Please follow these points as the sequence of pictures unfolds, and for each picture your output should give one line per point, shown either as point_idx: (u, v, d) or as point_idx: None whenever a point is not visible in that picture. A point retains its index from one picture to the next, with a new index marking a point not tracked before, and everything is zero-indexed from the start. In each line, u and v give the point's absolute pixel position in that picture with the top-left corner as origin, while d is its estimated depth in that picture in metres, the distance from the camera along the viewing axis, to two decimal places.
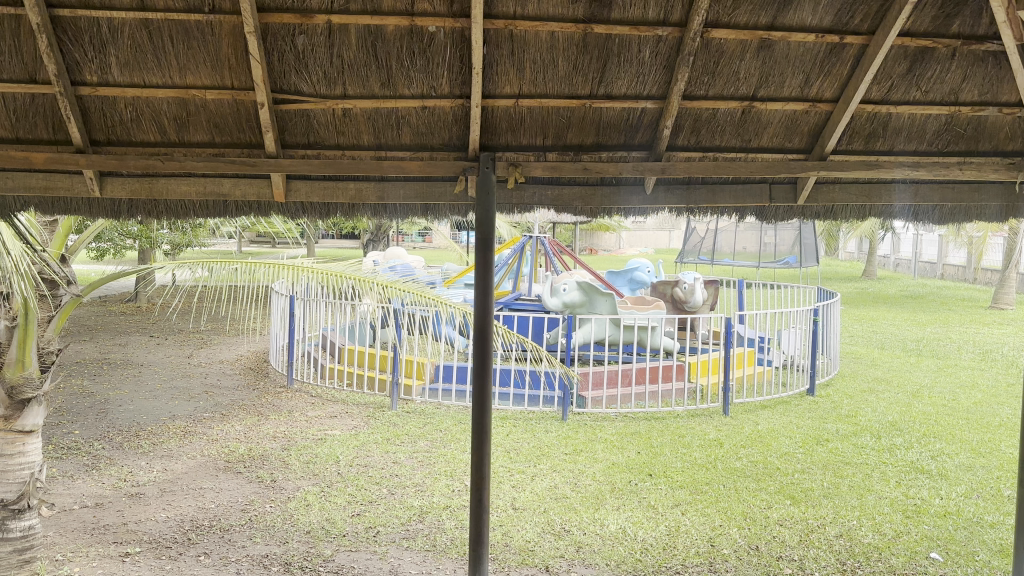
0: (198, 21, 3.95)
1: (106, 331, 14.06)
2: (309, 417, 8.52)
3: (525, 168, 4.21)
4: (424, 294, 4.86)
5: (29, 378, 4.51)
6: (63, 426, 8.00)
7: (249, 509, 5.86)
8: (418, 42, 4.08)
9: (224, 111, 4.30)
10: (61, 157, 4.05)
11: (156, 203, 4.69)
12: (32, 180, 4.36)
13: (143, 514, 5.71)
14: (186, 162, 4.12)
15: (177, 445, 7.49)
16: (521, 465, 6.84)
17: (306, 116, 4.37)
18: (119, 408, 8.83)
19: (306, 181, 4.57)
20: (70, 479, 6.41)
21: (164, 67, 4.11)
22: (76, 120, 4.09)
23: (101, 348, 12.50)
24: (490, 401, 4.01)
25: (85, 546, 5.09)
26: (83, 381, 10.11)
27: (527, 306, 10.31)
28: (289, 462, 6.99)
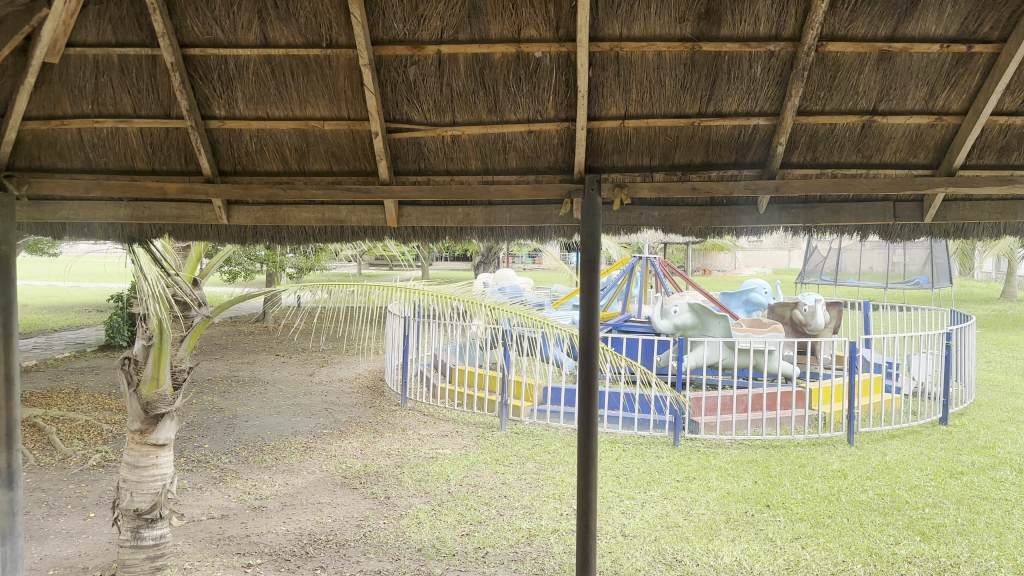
0: (316, 56, 4.14)
1: (235, 350, 14.89)
2: (422, 435, 8.69)
3: (631, 189, 4.18)
4: (530, 315, 4.85)
5: (162, 395, 4.80)
6: (195, 440, 8.50)
7: (364, 525, 6.02)
8: (525, 67, 4.13)
9: (342, 142, 4.50)
10: (192, 188, 4.33)
11: (278, 230, 4.95)
12: (167, 210, 4.67)
13: (265, 526, 5.97)
14: (306, 191, 4.32)
15: (297, 460, 7.80)
16: (632, 490, 6.72)
17: (417, 143, 4.50)
18: (246, 423, 9.32)
19: (417, 206, 4.70)
20: (200, 490, 6.80)
21: (286, 100, 4.35)
22: (206, 152, 4.37)
23: (231, 365, 13.26)
24: (596, 424, 3.96)
25: (210, 556, 5.36)
26: (214, 397, 10.74)
27: (637, 327, 10.19)
28: (403, 479, 7.15)
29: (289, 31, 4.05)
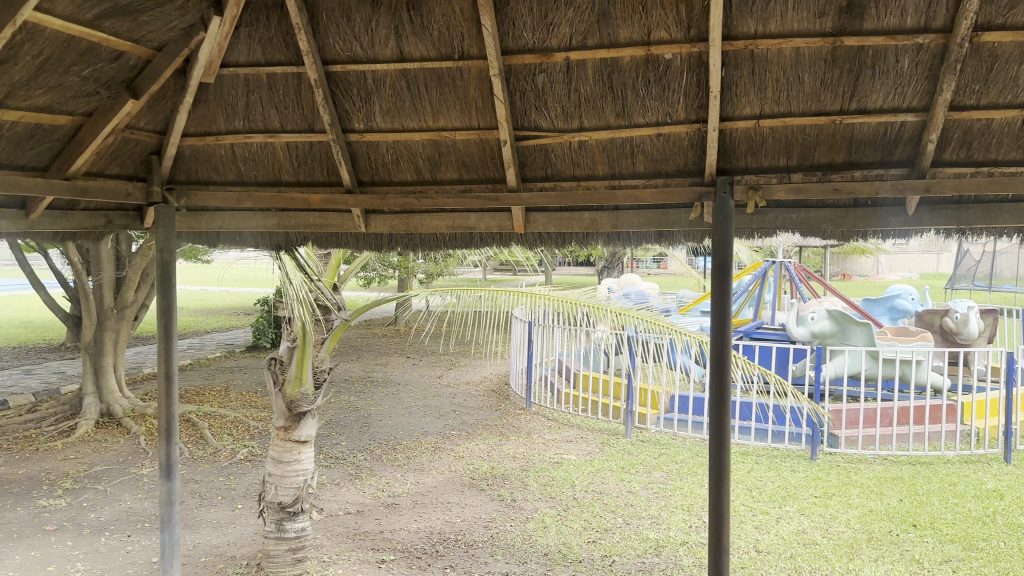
0: (449, 68, 4.24)
1: (369, 352, 15.52)
2: (547, 440, 8.73)
3: (766, 191, 4.03)
4: (657, 322, 4.80)
5: (305, 394, 5.06)
6: (332, 438, 8.91)
7: (491, 526, 6.11)
8: (654, 70, 4.07)
9: (472, 150, 4.60)
10: (333, 198, 4.55)
11: (411, 238, 5.13)
12: (310, 219, 4.92)
13: (397, 523, 6.18)
14: (438, 199, 4.43)
15: (427, 460, 8.03)
16: (764, 504, 6.47)
17: (545, 150, 4.54)
18: (379, 423, 9.68)
19: (544, 212, 4.73)
20: (337, 486, 7.12)
21: (420, 111, 4.48)
22: (345, 163, 4.58)
23: (365, 367, 13.82)
24: (728, 436, 3.83)
25: (347, 550, 5.60)
26: (350, 397, 11.22)
27: (770, 335, 9.81)
28: (529, 483, 7.20)
29: (423, 44, 4.17)
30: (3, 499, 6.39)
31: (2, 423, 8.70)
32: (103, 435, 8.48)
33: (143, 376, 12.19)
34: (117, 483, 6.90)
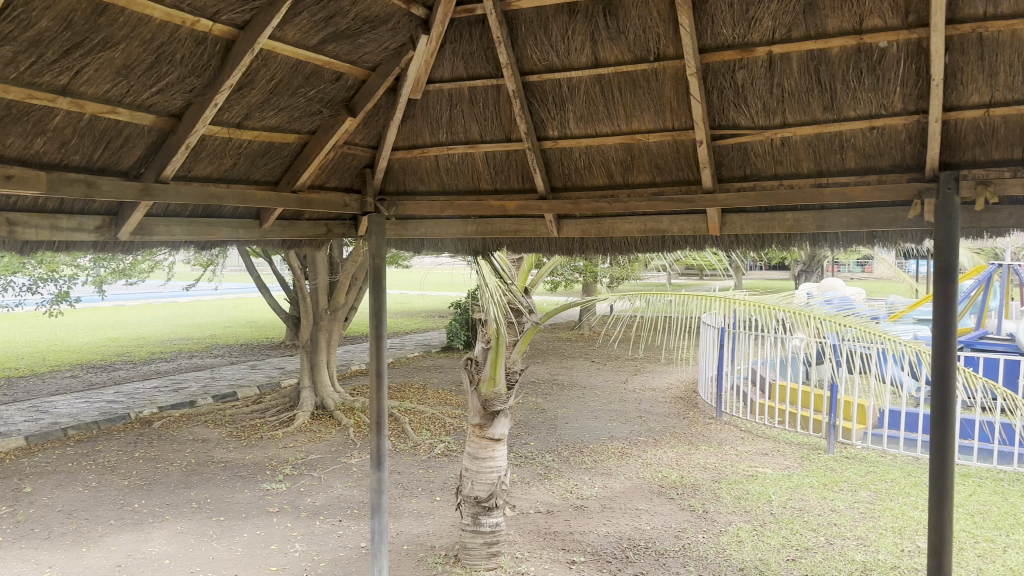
0: (645, 70, 4.24)
1: (556, 355, 15.77)
2: (739, 451, 8.44)
3: (998, 186, 3.65)
4: (870, 329, 4.59)
5: (498, 394, 5.23)
6: (522, 438, 9.16)
7: (682, 536, 6.01)
8: (866, 59, 3.83)
9: (666, 152, 4.56)
10: (528, 204, 4.69)
11: (603, 242, 5.16)
12: (506, 225, 5.10)
13: (587, 526, 6.23)
14: (631, 202, 4.43)
15: (615, 465, 8.03)
16: (990, 532, 5.85)
17: (743, 148, 4.42)
18: (567, 426, 9.81)
19: (742, 214, 4.59)
20: (528, 485, 7.31)
21: (614, 116, 4.51)
22: (540, 169, 4.70)
23: (552, 370, 14.06)
24: (951, 454, 3.53)
25: (539, 549, 5.73)
26: (538, 399, 11.47)
27: (996, 345, 8.86)
28: (720, 494, 6.99)
29: (618, 48, 4.18)
30: (236, 481, 7.16)
31: (234, 413, 9.76)
32: (317, 426, 9.27)
33: (350, 373, 13.17)
34: (330, 471, 7.53)
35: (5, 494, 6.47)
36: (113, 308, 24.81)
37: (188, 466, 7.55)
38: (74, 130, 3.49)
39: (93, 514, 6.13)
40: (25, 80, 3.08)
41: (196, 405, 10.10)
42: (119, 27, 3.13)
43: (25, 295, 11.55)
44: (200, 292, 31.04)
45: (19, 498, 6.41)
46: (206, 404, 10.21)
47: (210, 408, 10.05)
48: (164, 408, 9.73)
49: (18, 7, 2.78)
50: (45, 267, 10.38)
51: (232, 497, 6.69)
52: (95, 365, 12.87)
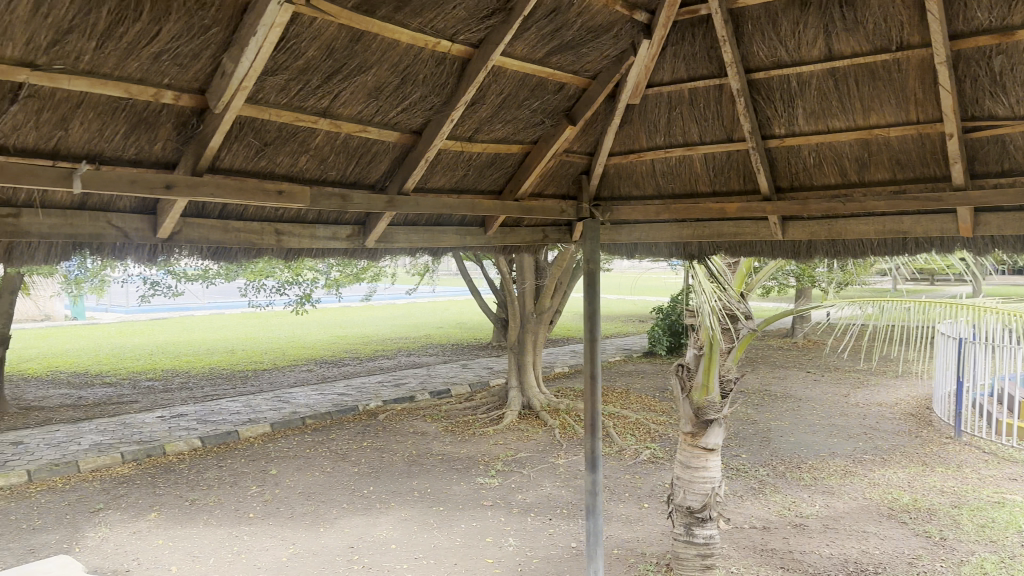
0: (885, 61, 3.92)
1: (767, 364, 15.05)
2: (984, 476, 7.56)
3: None
4: None
5: (712, 403, 4.91)
6: (733, 449, 8.83)
7: (917, 564, 5.49)
8: None
9: (908, 146, 4.26)
10: (752, 206, 4.52)
11: (835, 245, 4.86)
12: (724, 228, 4.95)
13: (808, 545, 5.88)
14: (867, 202, 4.13)
15: (837, 483, 7.51)
16: None
17: (1000, 141, 3.98)
18: (782, 438, 9.32)
19: (999, 213, 4.13)
20: (741, 498, 7.04)
21: (849, 111, 4.26)
22: (764, 170, 4.52)
23: (764, 379, 13.43)
24: None
25: (755, 565, 5.49)
26: (749, 409, 11.00)
27: None
28: (962, 522, 6.31)
29: (855, 39, 3.89)
30: (451, 474, 7.53)
31: (450, 410, 10.28)
32: (524, 425, 9.53)
33: (555, 375, 13.38)
34: (538, 469, 7.71)
35: (255, 476, 7.19)
36: (338, 309, 27.00)
37: (408, 457, 8.07)
38: (331, 148, 3.86)
39: (327, 497, 6.71)
40: (295, 104, 3.47)
41: (415, 400, 10.76)
42: (372, 53, 3.42)
43: (274, 297, 12.80)
44: (413, 295, 33.03)
45: (266, 479, 7.11)
46: (424, 400, 10.84)
47: (427, 403, 10.67)
48: (388, 402, 10.50)
49: (291, 40, 3.13)
50: (291, 272, 11.48)
51: (448, 490, 7.02)
52: (325, 361, 14.06)
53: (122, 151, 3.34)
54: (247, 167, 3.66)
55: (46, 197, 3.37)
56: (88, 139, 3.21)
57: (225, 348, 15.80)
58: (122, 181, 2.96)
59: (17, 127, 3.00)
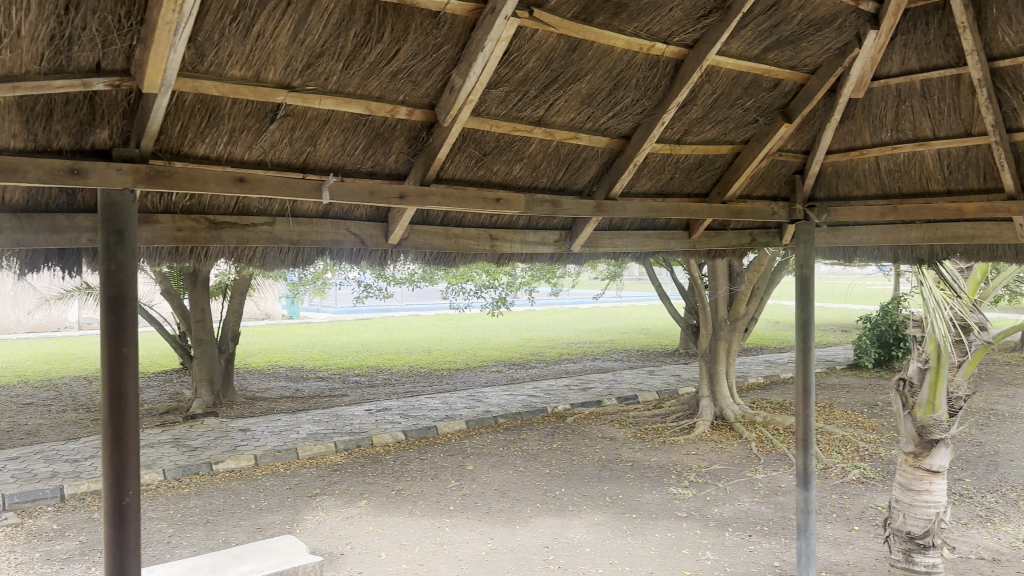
0: None
1: (994, 381, 13.45)
2: None
3: None
4: None
5: (938, 422, 4.34)
6: (955, 472, 7.96)
7: None
8: None
9: None
10: (993, 206, 4.11)
11: None
12: (960, 230, 4.53)
13: None
14: None
15: None
16: None
17: None
18: (1014, 464, 8.27)
19: None
20: (968, 527, 6.31)
21: None
22: (1011, 166, 4.07)
23: (990, 398, 12.01)
24: None
25: None
26: (974, 430, 9.88)
27: None
28: None
29: None
30: (641, 482, 6.70)
31: (635, 415, 9.23)
32: (719, 436, 8.29)
33: (749, 386, 12.67)
34: (736, 483, 6.68)
35: (452, 470, 6.80)
36: (526, 313, 27.35)
37: (598, 461, 7.29)
38: (543, 155, 4.09)
39: (522, 496, 6.23)
40: (512, 114, 3.72)
41: (602, 405, 9.71)
42: (587, 61, 3.55)
43: (473, 300, 13.09)
44: (599, 299, 32.67)
45: (464, 474, 6.72)
46: (612, 405, 9.76)
47: (615, 409, 9.60)
48: (575, 404, 9.53)
49: (513, 53, 3.36)
50: (490, 277, 11.86)
51: (639, 497, 6.27)
52: (515, 362, 14.25)
53: (360, 164, 3.88)
54: (467, 176, 4.04)
55: (296, 207, 4.07)
56: (332, 154, 3.76)
57: (422, 348, 16.50)
58: (364, 192, 3.47)
59: (275, 144, 3.57)
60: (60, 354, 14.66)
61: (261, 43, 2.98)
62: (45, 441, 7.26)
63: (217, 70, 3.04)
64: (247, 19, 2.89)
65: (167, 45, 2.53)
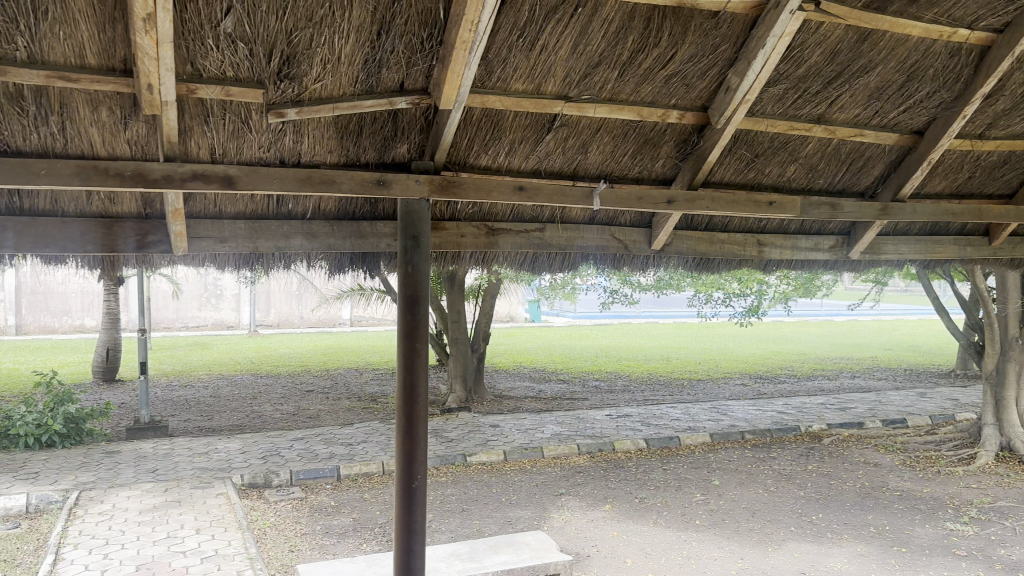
0: None
1: None
2: None
3: None
4: None
5: None
6: None
7: None
8: None
9: None
10: None
11: None
12: None
13: None
14: None
15: None
16: None
17: None
18: None
19: None
20: None
21: None
22: None
23: None
24: None
25: None
26: None
27: None
28: None
29: None
30: (910, 513, 5.88)
31: (902, 440, 8.13)
32: (1006, 470, 7.04)
33: None
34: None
35: (697, 484, 6.49)
36: (771, 323, 25.90)
37: (860, 488, 6.51)
38: (822, 155, 4.38)
39: (773, 517, 5.68)
40: (789, 113, 3.94)
41: (864, 427, 8.80)
42: (877, 53, 3.64)
43: (721, 309, 12.66)
44: (859, 311, 29.97)
45: (710, 489, 6.36)
46: (875, 427, 8.81)
47: (880, 432, 8.63)
48: (831, 425, 8.73)
49: (797, 48, 3.55)
50: (741, 286, 11.35)
51: (910, 530, 5.47)
52: (761, 376, 13.52)
53: (629, 170, 4.26)
54: (735, 177, 4.41)
55: (566, 214, 4.82)
56: (601, 162, 4.17)
57: (661, 356, 16.24)
58: (632, 198, 3.94)
59: (549, 153, 4.01)
60: (334, 348, 16.29)
61: (543, 56, 3.36)
62: (323, 425, 8.13)
63: (502, 85, 3.47)
64: (533, 34, 3.26)
65: (463, 63, 2.98)
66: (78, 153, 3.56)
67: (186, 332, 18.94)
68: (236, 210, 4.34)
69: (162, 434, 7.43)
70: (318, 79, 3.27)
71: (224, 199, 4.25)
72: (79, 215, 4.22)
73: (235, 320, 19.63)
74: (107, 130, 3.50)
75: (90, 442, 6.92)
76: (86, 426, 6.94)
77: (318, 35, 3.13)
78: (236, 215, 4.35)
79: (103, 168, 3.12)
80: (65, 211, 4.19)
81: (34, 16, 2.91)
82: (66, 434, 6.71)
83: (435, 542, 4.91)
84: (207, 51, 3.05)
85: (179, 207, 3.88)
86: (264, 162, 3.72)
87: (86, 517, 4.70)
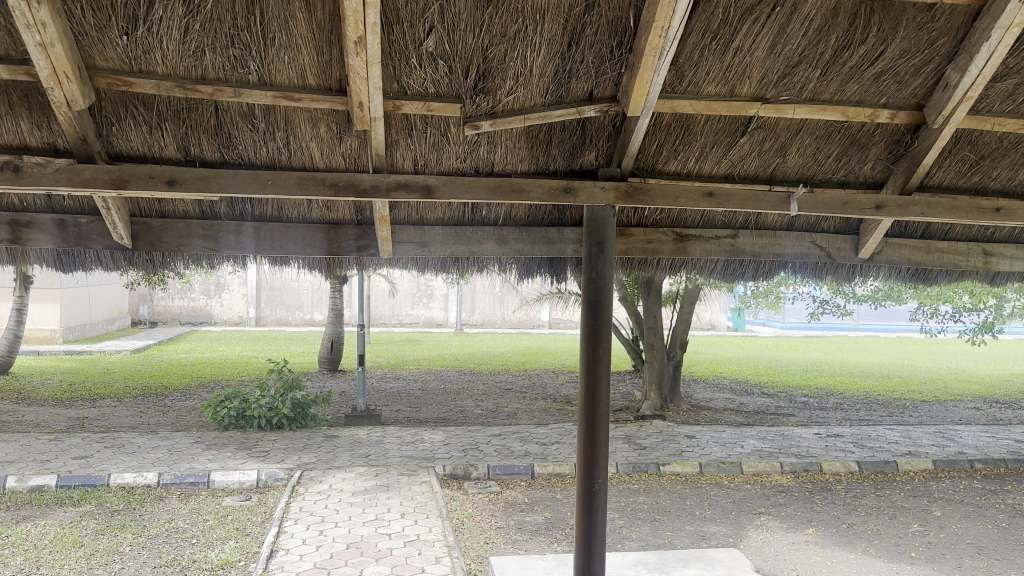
0: None
1: None
2: None
3: None
4: None
5: None
6: None
7: None
8: None
9: None
10: None
11: None
12: None
13: None
14: None
15: None
16: None
17: None
18: None
19: None
20: None
21: None
22: None
23: None
24: None
25: None
26: None
27: None
28: None
29: None
30: None
31: None
32: None
33: None
34: None
35: (914, 513, 5.94)
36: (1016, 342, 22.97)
37: None
38: None
39: (1006, 556, 5.06)
40: (1021, 111, 3.56)
41: None
42: None
43: (950, 323, 11.45)
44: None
45: (929, 520, 5.79)
46: None
47: None
48: None
49: None
50: (975, 300, 10.17)
51: None
52: (1000, 400, 12.05)
53: (833, 173, 4.01)
54: (958, 181, 4.10)
55: (760, 221, 4.66)
56: (801, 165, 3.96)
57: (881, 373, 14.97)
58: (836, 203, 3.65)
59: (744, 157, 3.88)
60: (535, 349, 16.67)
61: (738, 58, 3.26)
62: (520, 424, 8.36)
63: (694, 89, 3.39)
64: (727, 36, 3.18)
65: (651, 71, 2.97)
66: (300, 164, 3.96)
67: (399, 328, 20.26)
68: (437, 217, 4.61)
69: (375, 422, 8.01)
70: (511, 92, 3.39)
71: (425, 206, 4.54)
72: (301, 221, 4.67)
73: (444, 318, 20.67)
74: (325, 144, 3.86)
75: (312, 426, 7.62)
76: (311, 411, 7.64)
77: (511, 50, 3.26)
78: (437, 221, 4.62)
79: (321, 178, 3.45)
80: (289, 217, 4.67)
81: (265, 44, 3.28)
82: (294, 418, 7.43)
83: (625, 548, 4.88)
84: (411, 69, 3.27)
85: (385, 214, 4.18)
86: (460, 172, 3.91)
87: (306, 495, 5.19)
